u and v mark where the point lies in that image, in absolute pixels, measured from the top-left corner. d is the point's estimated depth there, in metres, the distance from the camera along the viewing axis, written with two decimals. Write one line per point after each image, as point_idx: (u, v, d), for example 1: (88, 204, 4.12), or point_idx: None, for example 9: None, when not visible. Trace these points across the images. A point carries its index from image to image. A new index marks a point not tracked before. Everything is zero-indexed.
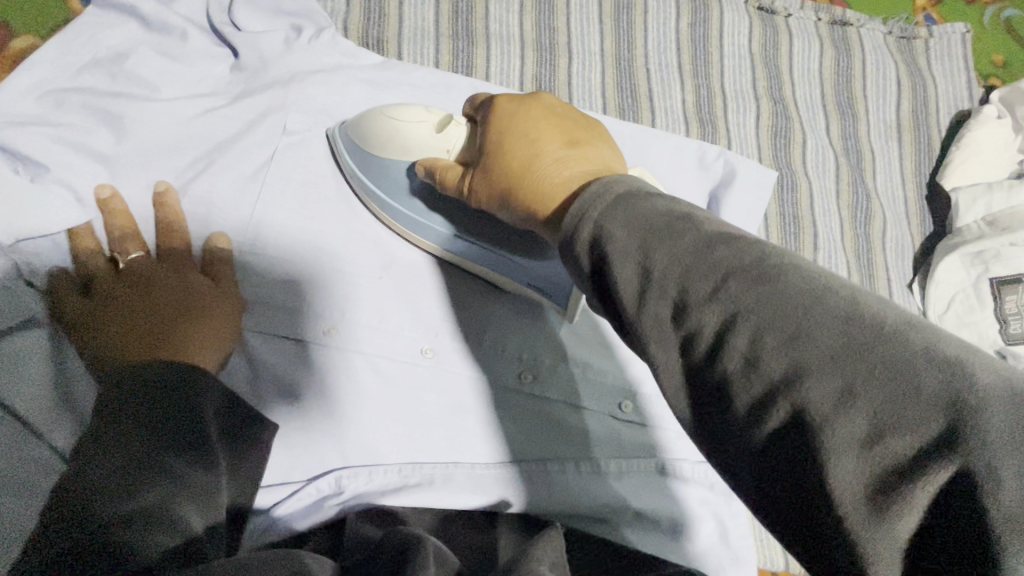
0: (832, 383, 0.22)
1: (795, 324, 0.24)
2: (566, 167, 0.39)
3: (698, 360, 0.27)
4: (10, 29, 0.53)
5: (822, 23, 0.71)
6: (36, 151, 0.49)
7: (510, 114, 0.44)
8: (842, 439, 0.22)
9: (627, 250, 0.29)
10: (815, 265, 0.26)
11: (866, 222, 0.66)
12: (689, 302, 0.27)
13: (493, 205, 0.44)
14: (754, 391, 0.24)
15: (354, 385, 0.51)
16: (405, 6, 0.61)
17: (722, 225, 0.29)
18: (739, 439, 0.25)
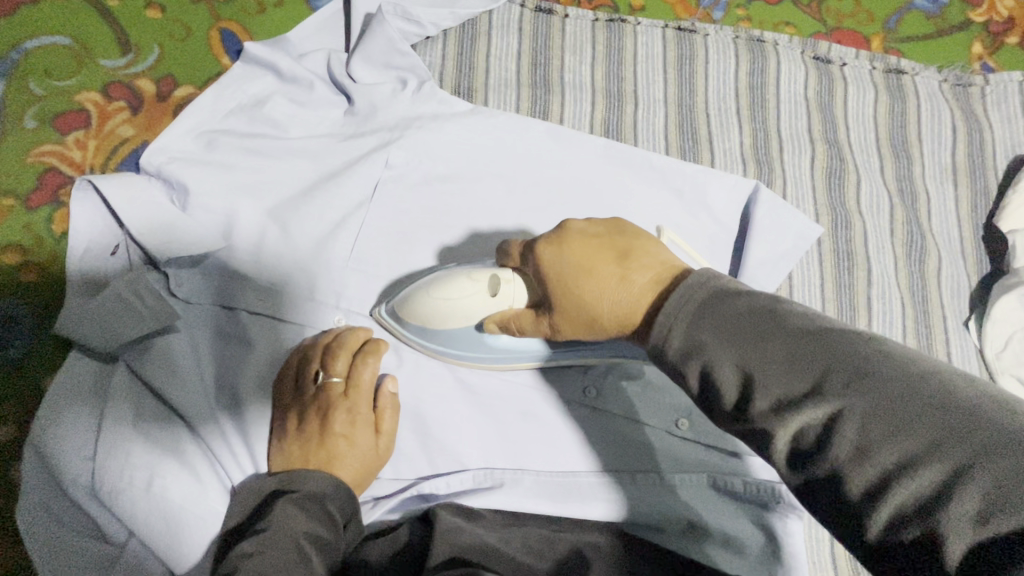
0: (941, 470, 0.25)
1: (897, 416, 0.27)
2: (635, 288, 0.40)
3: (808, 450, 0.29)
4: (175, 81, 0.66)
5: (878, 71, 0.75)
6: (193, 178, 0.59)
7: (555, 259, 0.46)
8: (958, 521, 0.24)
9: (723, 355, 0.32)
10: (901, 350, 0.29)
11: (921, 261, 0.68)
12: (790, 397, 0.29)
13: (583, 336, 0.46)
14: (867, 478, 0.27)
15: (438, 387, 0.59)
16: (492, 59, 0.70)
17: (808, 318, 0.32)
18: (860, 525, 0.27)
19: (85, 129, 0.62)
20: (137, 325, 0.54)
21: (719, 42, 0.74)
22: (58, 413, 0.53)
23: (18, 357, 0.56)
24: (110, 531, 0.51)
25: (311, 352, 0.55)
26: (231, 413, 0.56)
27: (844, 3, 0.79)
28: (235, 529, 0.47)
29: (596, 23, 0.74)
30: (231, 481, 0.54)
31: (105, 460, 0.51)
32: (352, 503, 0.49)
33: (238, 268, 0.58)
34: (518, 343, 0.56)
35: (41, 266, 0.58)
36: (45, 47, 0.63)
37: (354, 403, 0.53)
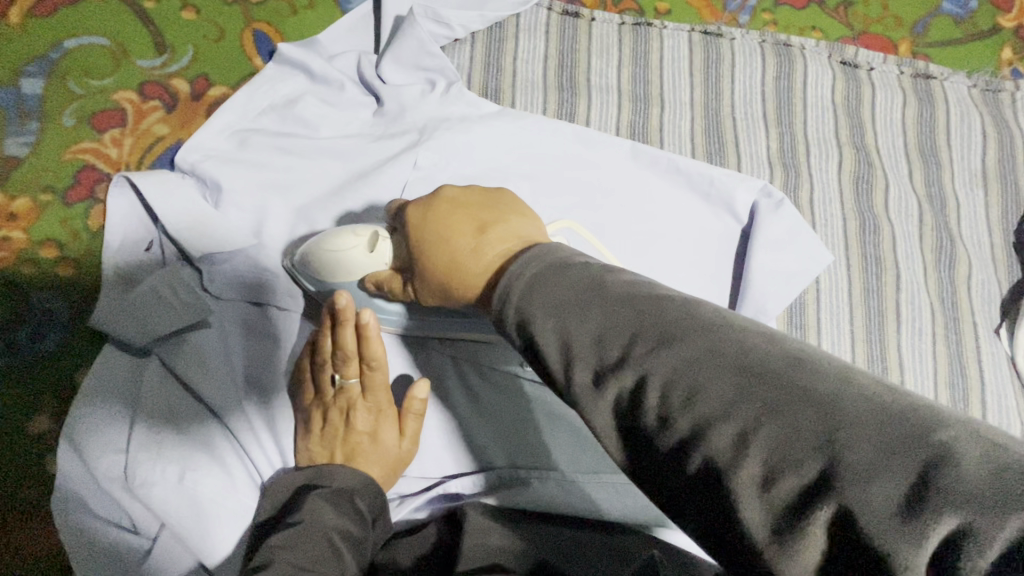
0: (727, 430, 0.24)
1: (692, 379, 0.25)
2: (485, 251, 0.39)
3: (624, 417, 0.28)
4: (209, 81, 0.67)
5: (905, 76, 0.75)
6: (226, 176, 0.60)
7: (421, 221, 0.45)
8: (743, 482, 0.23)
9: (548, 327, 0.30)
10: (714, 308, 0.28)
11: (950, 267, 0.67)
12: (605, 365, 0.28)
13: (436, 300, 0.45)
14: (670, 442, 0.26)
15: (464, 387, 0.59)
16: (519, 62, 0.71)
17: (634, 285, 0.30)
18: (670, 489, 0.26)
19: (121, 127, 0.63)
20: (172, 320, 0.56)
21: (745, 46, 0.74)
22: (93, 404, 0.54)
23: (54, 351, 0.57)
24: (140, 522, 0.52)
25: (320, 355, 0.52)
26: (258, 408, 0.56)
27: (871, 8, 0.79)
28: (268, 520, 0.47)
29: (622, 27, 0.74)
30: (260, 477, 0.54)
31: (138, 450, 0.52)
32: (380, 499, 0.49)
33: (269, 266, 0.59)
34: (387, 309, 0.56)
35: (75, 260, 0.59)
36: (82, 47, 0.64)
37: (374, 403, 0.52)
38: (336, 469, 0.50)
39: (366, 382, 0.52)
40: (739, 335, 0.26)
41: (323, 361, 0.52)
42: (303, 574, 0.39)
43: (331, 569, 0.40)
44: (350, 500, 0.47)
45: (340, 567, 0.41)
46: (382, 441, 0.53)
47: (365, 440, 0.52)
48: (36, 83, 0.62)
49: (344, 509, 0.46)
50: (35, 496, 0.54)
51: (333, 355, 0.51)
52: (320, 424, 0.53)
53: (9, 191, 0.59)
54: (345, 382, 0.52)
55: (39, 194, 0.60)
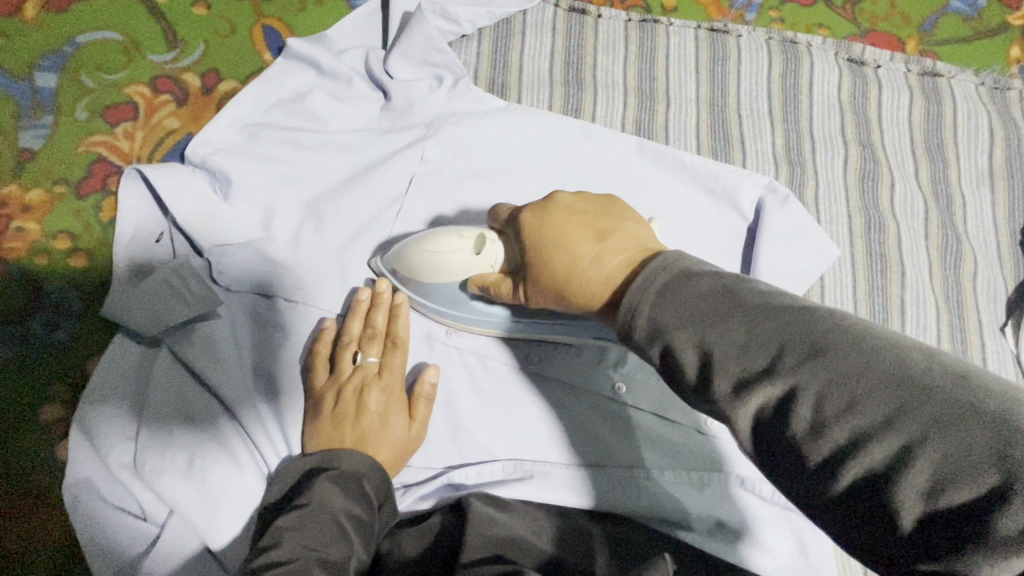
0: (892, 441, 0.26)
1: (851, 392, 0.27)
2: (607, 262, 0.41)
3: (770, 428, 0.30)
4: (219, 76, 0.68)
5: (912, 73, 0.75)
6: (236, 169, 0.61)
7: (537, 225, 0.47)
8: (909, 492, 0.25)
9: (686, 338, 0.33)
10: (862, 323, 0.29)
11: (956, 264, 0.67)
12: (749, 376, 0.30)
13: (551, 304, 0.47)
14: (821, 451, 0.27)
15: (468, 379, 0.60)
16: (526, 58, 0.71)
17: (774, 298, 0.32)
18: (821, 496, 0.28)
19: (132, 121, 0.64)
20: (181, 310, 0.56)
21: (751, 43, 0.74)
22: (103, 392, 0.55)
23: (67, 340, 0.58)
24: (149, 508, 0.53)
25: (345, 336, 0.57)
26: (266, 398, 0.57)
27: (878, 6, 0.79)
28: (278, 501, 0.49)
29: (629, 23, 0.74)
30: (267, 466, 0.55)
31: (148, 438, 0.53)
32: (387, 483, 0.49)
33: (277, 257, 0.60)
34: (488, 310, 0.58)
35: (87, 252, 0.60)
36: (96, 41, 0.65)
37: (388, 383, 0.55)
38: (342, 453, 0.50)
39: (386, 361, 0.56)
40: (899, 351, 0.27)
41: (349, 340, 0.56)
42: (311, 557, 0.41)
43: (338, 552, 0.42)
44: (356, 484, 0.47)
45: (347, 550, 0.43)
46: (391, 422, 0.54)
47: (375, 421, 0.53)
48: (50, 77, 0.63)
49: (350, 494, 0.47)
50: (48, 482, 0.55)
51: (361, 336, 0.57)
52: (332, 403, 0.54)
53: (24, 183, 0.60)
54: (365, 361, 0.56)
55: (53, 186, 0.61)
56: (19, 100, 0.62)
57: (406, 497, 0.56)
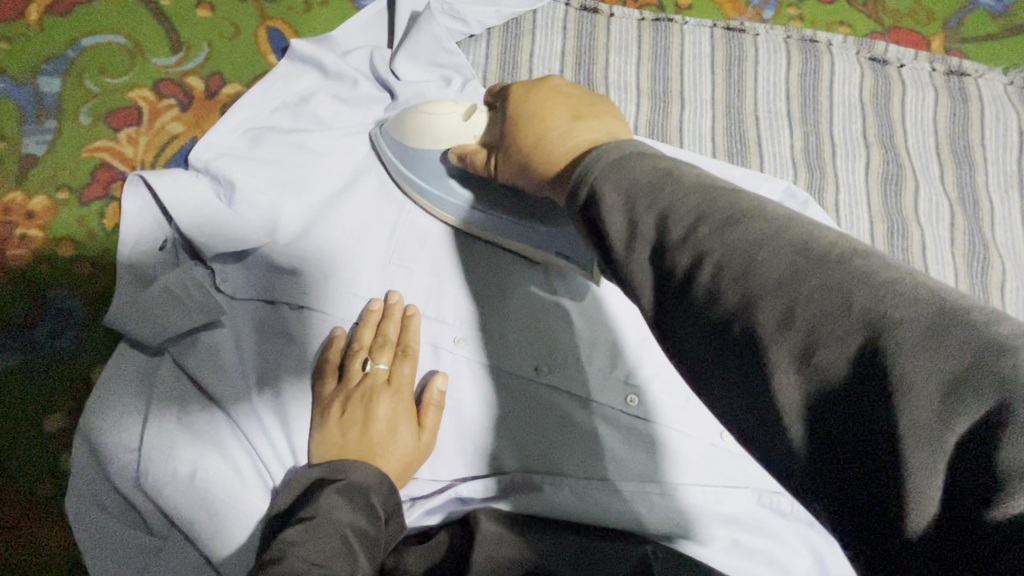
0: (774, 304, 0.25)
1: (751, 258, 0.26)
2: (572, 138, 0.40)
3: (668, 292, 0.28)
4: (223, 79, 0.67)
5: (938, 73, 0.72)
6: (239, 173, 0.60)
7: (522, 99, 0.48)
8: (783, 353, 0.24)
9: (617, 203, 0.31)
10: (783, 208, 0.28)
11: (983, 272, 0.65)
12: (665, 244, 0.29)
13: (516, 178, 0.47)
14: (716, 315, 0.26)
15: (475, 388, 0.58)
16: (535, 59, 0.70)
17: (705, 180, 0.30)
18: (701, 359, 0.27)
19: (136, 126, 0.63)
20: (184, 318, 0.55)
21: (770, 42, 0.72)
22: (105, 403, 0.54)
23: (70, 348, 0.57)
24: (152, 522, 0.52)
25: (355, 343, 0.56)
26: (270, 408, 0.56)
27: (901, 2, 0.76)
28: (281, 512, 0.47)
29: (641, 22, 0.72)
30: (270, 479, 0.54)
31: (150, 451, 0.52)
32: (394, 497, 0.48)
33: (281, 263, 0.59)
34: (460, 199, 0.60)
35: (91, 260, 0.59)
36: (99, 45, 0.64)
37: (398, 393, 0.54)
38: (351, 463, 0.49)
39: (396, 369, 0.55)
40: (811, 230, 0.26)
41: (360, 348, 0.55)
42: (313, 570, 0.39)
43: (341, 567, 0.40)
44: (362, 496, 0.46)
45: (350, 566, 0.41)
46: (399, 433, 0.52)
47: (384, 432, 0.52)
48: (53, 81, 0.62)
49: (357, 507, 0.45)
50: (52, 493, 0.54)
51: (370, 341, 0.56)
52: (340, 413, 0.53)
53: (27, 189, 0.59)
54: (375, 368, 0.55)
55: (56, 192, 0.60)
56: (22, 105, 0.61)
57: (414, 509, 0.55)
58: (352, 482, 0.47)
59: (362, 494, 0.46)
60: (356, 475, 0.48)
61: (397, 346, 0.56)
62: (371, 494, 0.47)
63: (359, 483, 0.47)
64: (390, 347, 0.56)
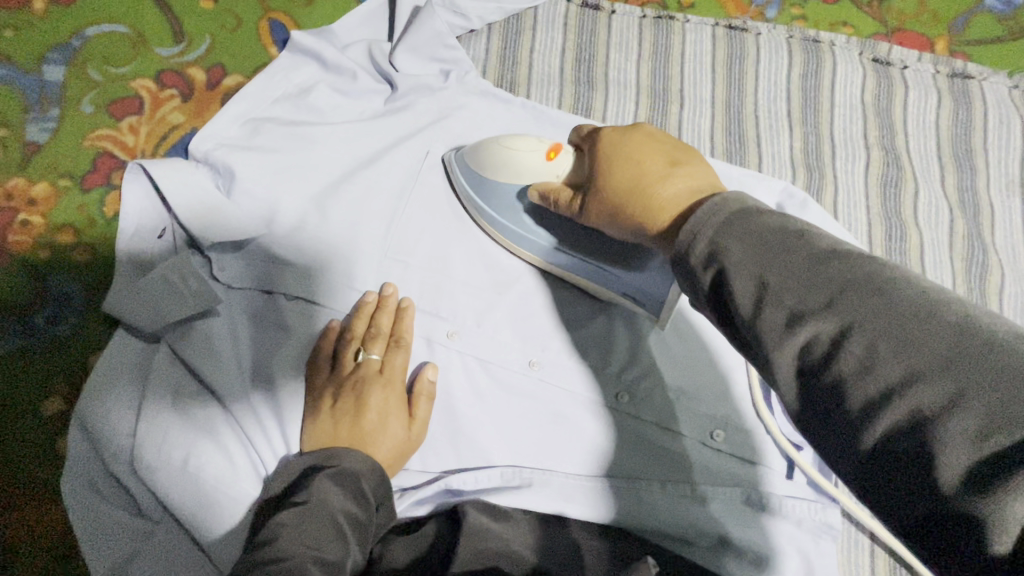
0: (933, 386, 0.25)
1: (907, 336, 0.26)
2: (674, 188, 0.41)
3: (810, 370, 0.28)
4: (224, 71, 0.68)
5: (941, 75, 0.71)
6: (237, 163, 0.60)
7: (615, 142, 0.48)
8: (953, 434, 0.24)
9: (744, 266, 0.31)
10: (934, 288, 0.28)
11: (982, 277, 0.64)
12: (803, 310, 0.29)
13: (606, 224, 0.48)
14: (869, 392, 0.26)
15: (468, 382, 0.58)
16: (535, 55, 0.70)
17: (840, 248, 0.30)
18: (847, 444, 0.27)
19: (138, 115, 0.64)
20: (180, 306, 0.56)
21: (771, 41, 0.71)
22: (102, 388, 0.55)
23: (69, 333, 0.58)
24: (145, 506, 0.53)
25: (348, 333, 0.57)
26: (264, 397, 0.56)
27: (907, 3, 0.75)
28: (272, 497, 0.48)
29: (643, 20, 0.72)
30: (262, 468, 0.54)
31: (144, 438, 0.53)
32: (385, 485, 0.49)
33: (278, 254, 0.59)
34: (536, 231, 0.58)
35: (92, 246, 0.60)
36: (104, 34, 0.65)
37: (390, 383, 0.55)
38: (342, 449, 0.49)
39: (387, 361, 0.56)
40: (969, 312, 0.26)
41: (352, 338, 0.56)
42: (307, 554, 0.40)
43: (335, 552, 0.41)
44: (354, 483, 0.46)
45: (343, 551, 0.42)
46: (389, 424, 0.53)
47: (375, 422, 0.53)
48: (56, 69, 0.63)
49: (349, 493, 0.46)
50: (49, 475, 0.55)
51: (364, 332, 0.56)
52: (332, 402, 0.53)
53: (30, 176, 0.60)
54: (367, 361, 0.55)
55: (57, 179, 0.61)
56: (26, 92, 0.62)
57: (406, 499, 0.54)
58: (343, 468, 0.47)
59: (354, 481, 0.47)
60: (345, 462, 0.48)
61: (391, 338, 0.57)
62: (362, 480, 0.47)
63: (349, 470, 0.47)
64: (382, 338, 0.56)
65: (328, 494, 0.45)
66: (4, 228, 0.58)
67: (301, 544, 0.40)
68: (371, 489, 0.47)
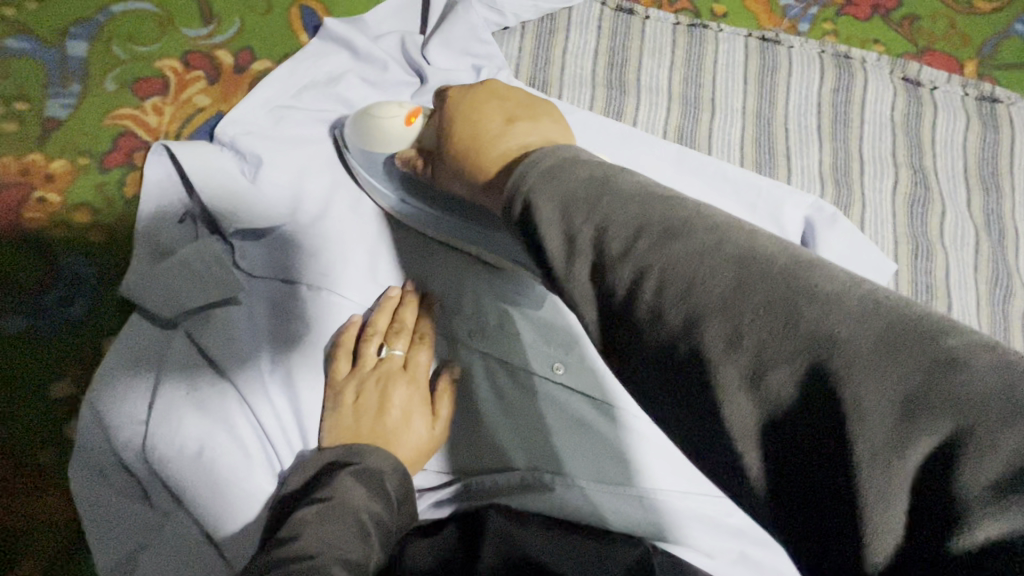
0: (763, 345, 0.24)
1: (775, 309, 0.25)
2: (502, 140, 0.44)
3: (671, 347, 0.27)
4: (252, 54, 0.66)
5: (970, 98, 0.71)
6: (265, 150, 0.59)
7: (459, 104, 0.52)
8: (827, 415, 0.23)
9: (575, 222, 0.31)
10: (800, 251, 0.27)
11: (1006, 302, 0.64)
12: (674, 286, 0.27)
13: (452, 179, 0.50)
14: (736, 373, 0.25)
15: (489, 382, 0.57)
16: (568, 56, 0.69)
17: (708, 215, 0.29)
18: (722, 433, 0.25)
19: (162, 96, 0.62)
20: (202, 293, 0.55)
21: (804, 55, 0.71)
22: (116, 373, 0.53)
23: (81, 317, 0.56)
24: (154, 497, 0.51)
25: (370, 328, 0.55)
26: (282, 391, 0.55)
27: (938, 24, 0.76)
28: (290, 495, 0.47)
29: (677, 27, 0.72)
30: (279, 463, 0.53)
31: (158, 425, 0.51)
32: (407, 483, 0.48)
33: (300, 243, 0.58)
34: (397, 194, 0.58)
35: (109, 228, 0.58)
36: (131, 12, 0.64)
37: (416, 381, 0.54)
38: (365, 448, 0.48)
39: (410, 359, 0.55)
40: (832, 278, 0.25)
41: (374, 332, 0.55)
42: (330, 552, 0.38)
43: (357, 551, 0.39)
44: (376, 483, 0.45)
45: (366, 551, 0.39)
46: (413, 426, 0.52)
47: (397, 421, 0.51)
48: (81, 45, 0.62)
49: (373, 495, 0.44)
50: (55, 460, 0.53)
51: (385, 328, 0.55)
52: (357, 401, 0.52)
53: (47, 152, 0.59)
54: (389, 361, 0.54)
55: (77, 158, 0.59)
56: (48, 67, 0.61)
57: (428, 502, 0.54)
58: (366, 470, 0.46)
59: (377, 479, 0.46)
60: (367, 462, 0.47)
61: (416, 335, 0.56)
62: (385, 480, 0.46)
63: (370, 470, 0.46)
64: (406, 335, 0.55)
65: (348, 493, 0.43)
66: (20, 204, 0.57)
67: (321, 542, 0.38)
68: (393, 491, 0.46)
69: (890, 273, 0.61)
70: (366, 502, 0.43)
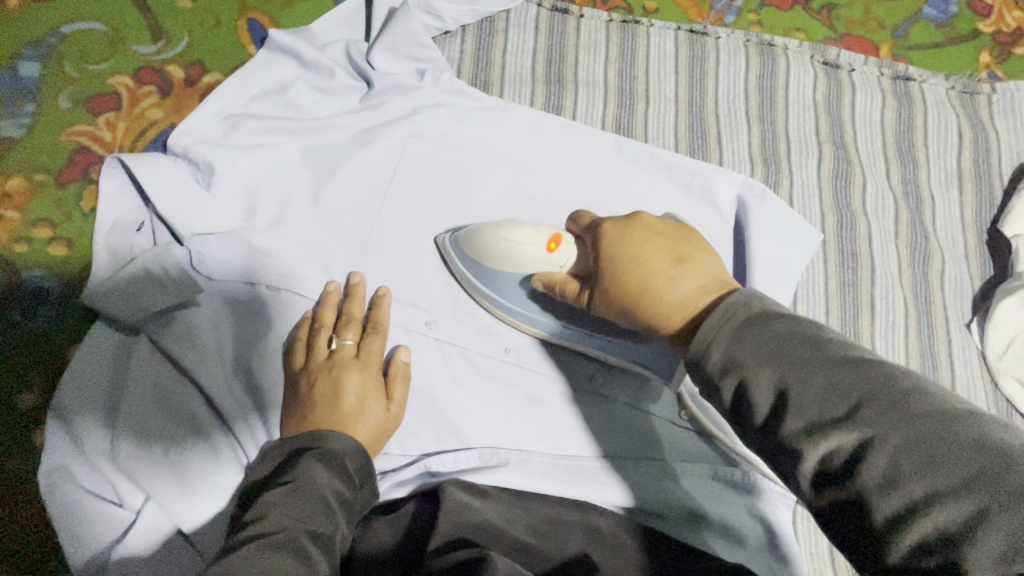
0: (923, 486, 0.27)
1: (931, 453, 0.27)
2: (680, 285, 0.42)
3: (827, 474, 0.30)
4: (203, 68, 0.68)
5: (885, 77, 0.77)
6: (218, 157, 0.61)
7: (616, 238, 0.49)
8: (979, 555, 0.25)
9: (762, 373, 0.33)
10: (948, 394, 0.30)
11: (925, 264, 0.69)
12: (823, 420, 0.31)
13: (615, 317, 0.48)
14: (892, 505, 0.28)
15: (446, 367, 0.61)
16: (508, 56, 0.73)
17: (853, 350, 0.32)
18: (875, 556, 0.28)
19: (116, 111, 0.65)
20: (163, 296, 0.57)
21: (730, 45, 0.76)
22: (84, 379, 0.55)
23: (46, 327, 0.58)
24: (124, 495, 0.53)
25: (320, 322, 0.58)
26: (246, 386, 0.57)
27: (854, 10, 0.81)
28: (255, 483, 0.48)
29: (610, 23, 0.76)
30: (245, 455, 0.55)
31: (126, 424, 0.53)
32: (367, 464, 0.50)
33: (257, 244, 0.60)
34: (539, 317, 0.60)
35: (69, 240, 0.60)
36: (81, 32, 0.66)
37: (370, 367, 0.56)
38: (325, 433, 0.50)
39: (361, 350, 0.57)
40: (979, 423, 0.28)
41: (324, 326, 0.57)
42: (300, 530, 0.41)
43: (325, 526, 0.43)
44: (338, 465, 0.47)
45: (334, 525, 0.43)
46: (366, 409, 0.54)
47: (353, 406, 0.53)
48: (33, 67, 0.64)
49: (336, 476, 0.47)
50: (26, 467, 0.55)
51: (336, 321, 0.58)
52: (310, 391, 0.54)
53: (5, 170, 0.61)
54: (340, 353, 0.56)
55: (34, 175, 0.61)
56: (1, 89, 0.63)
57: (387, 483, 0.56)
58: (326, 453, 0.48)
59: (338, 461, 0.48)
60: (327, 445, 0.49)
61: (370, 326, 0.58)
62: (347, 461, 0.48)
63: (331, 452, 0.48)
64: (354, 326, 0.58)
65: (311, 475, 0.45)
66: None
67: (287, 523, 0.41)
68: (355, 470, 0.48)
69: (817, 239, 0.65)
70: (328, 482, 0.46)
